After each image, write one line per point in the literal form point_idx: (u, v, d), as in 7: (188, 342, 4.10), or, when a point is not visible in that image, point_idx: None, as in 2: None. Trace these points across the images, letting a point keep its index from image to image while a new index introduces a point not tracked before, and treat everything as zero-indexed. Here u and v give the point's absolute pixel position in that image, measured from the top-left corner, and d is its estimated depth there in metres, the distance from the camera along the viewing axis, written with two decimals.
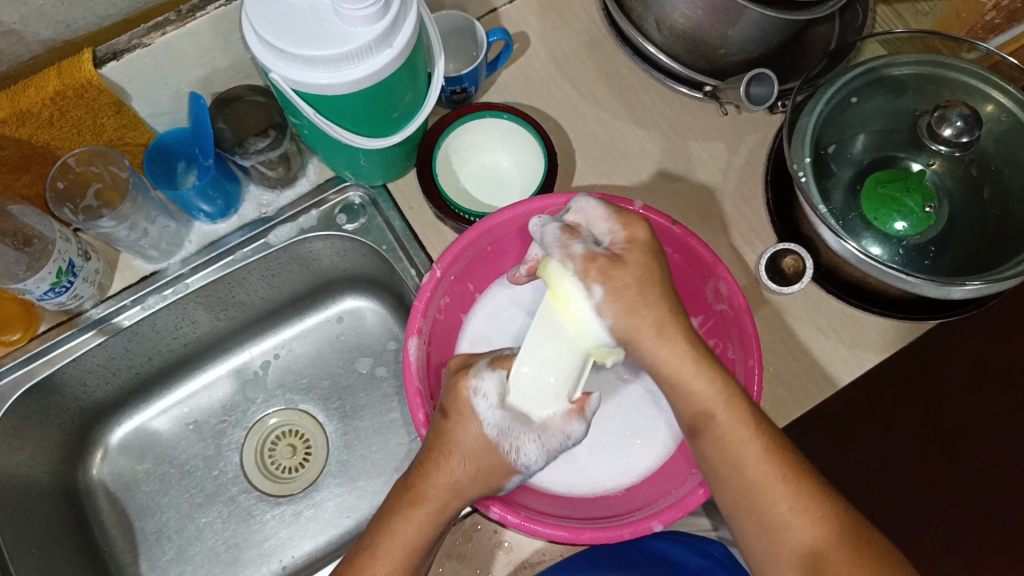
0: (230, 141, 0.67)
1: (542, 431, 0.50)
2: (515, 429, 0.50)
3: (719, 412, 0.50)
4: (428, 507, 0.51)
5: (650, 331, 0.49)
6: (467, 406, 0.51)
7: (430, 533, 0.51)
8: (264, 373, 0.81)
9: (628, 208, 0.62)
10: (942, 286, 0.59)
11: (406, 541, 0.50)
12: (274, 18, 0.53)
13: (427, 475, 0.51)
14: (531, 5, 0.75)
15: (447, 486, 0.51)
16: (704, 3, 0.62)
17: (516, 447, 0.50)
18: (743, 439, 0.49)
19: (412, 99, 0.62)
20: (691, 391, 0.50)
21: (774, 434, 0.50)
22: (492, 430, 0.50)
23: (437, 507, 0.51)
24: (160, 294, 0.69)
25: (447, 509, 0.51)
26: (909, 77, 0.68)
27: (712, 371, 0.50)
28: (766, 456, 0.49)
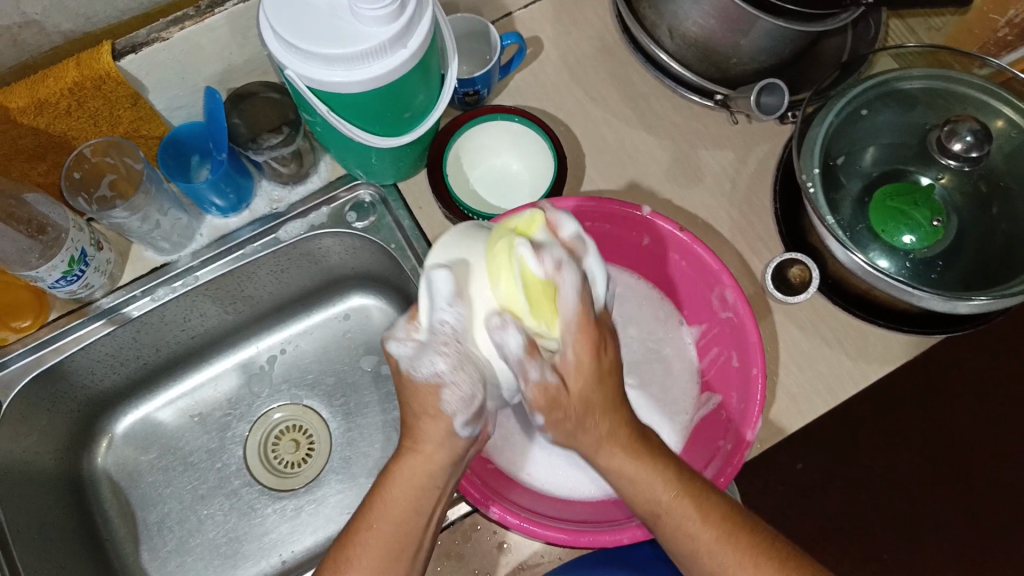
0: (245, 136, 0.67)
1: (455, 347, 0.50)
2: (417, 356, 0.51)
3: (665, 511, 0.50)
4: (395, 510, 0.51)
5: (614, 444, 0.50)
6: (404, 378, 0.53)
7: (411, 535, 0.51)
8: (270, 368, 0.81)
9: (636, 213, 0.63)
10: (948, 301, 0.60)
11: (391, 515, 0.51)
12: (289, 16, 0.54)
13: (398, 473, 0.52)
14: (545, 10, 0.76)
15: (419, 486, 0.52)
16: (717, 12, 0.63)
17: (431, 364, 0.50)
18: (694, 531, 0.49)
19: (425, 100, 0.63)
20: (640, 492, 0.50)
21: (726, 510, 0.50)
22: (406, 356, 0.51)
23: (409, 512, 0.51)
24: (170, 286, 0.70)
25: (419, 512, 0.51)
26: (920, 91, 0.68)
27: (668, 472, 0.50)
28: (721, 542, 0.49)
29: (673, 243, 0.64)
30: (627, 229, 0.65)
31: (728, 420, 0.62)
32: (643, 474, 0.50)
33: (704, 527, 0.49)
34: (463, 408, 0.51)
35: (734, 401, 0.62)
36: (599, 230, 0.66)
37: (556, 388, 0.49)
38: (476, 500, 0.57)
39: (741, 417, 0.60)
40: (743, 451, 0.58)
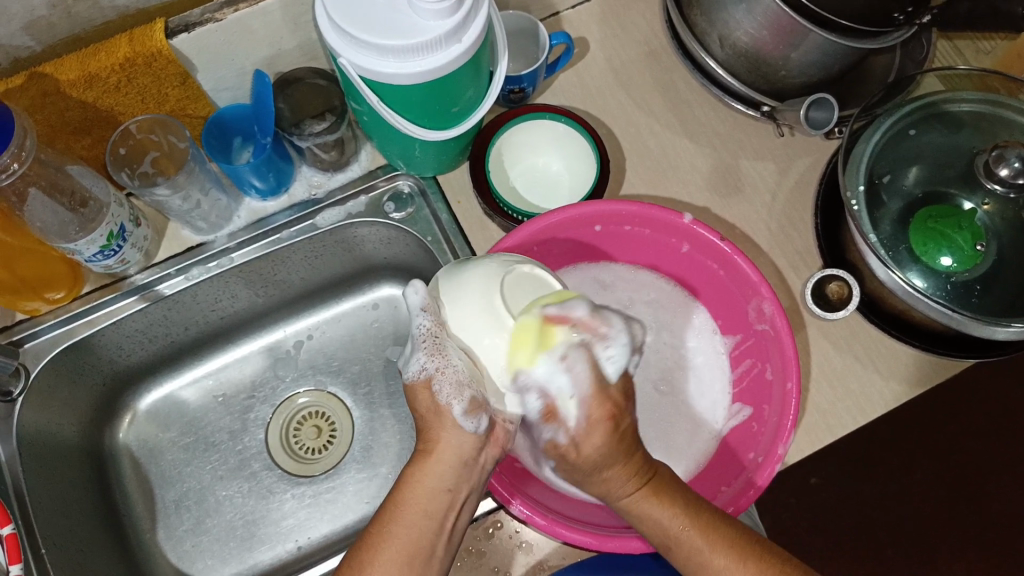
0: (288, 121, 0.68)
1: (429, 351, 0.51)
2: (409, 357, 0.52)
3: (678, 540, 0.50)
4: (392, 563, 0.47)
5: (626, 488, 0.50)
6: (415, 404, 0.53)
7: (422, 542, 0.48)
8: (296, 353, 0.80)
9: (679, 221, 0.62)
10: (984, 324, 0.60)
11: (414, 508, 0.49)
12: (348, 7, 0.56)
13: (412, 475, 0.51)
14: (594, 12, 0.76)
15: (430, 493, 0.50)
16: (770, 23, 0.62)
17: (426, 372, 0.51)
18: (705, 559, 0.49)
19: (473, 96, 0.64)
20: (651, 522, 0.50)
21: (740, 537, 0.50)
22: (412, 375, 0.52)
23: (421, 517, 0.49)
24: (204, 266, 0.70)
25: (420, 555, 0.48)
26: (969, 115, 0.68)
27: (675, 505, 0.50)
28: (732, 566, 0.49)
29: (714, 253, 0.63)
30: (667, 235, 0.65)
31: (759, 432, 0.62)
32: (652, 512, 0.50)
33: (717, 552, 0.49)
34: (456, 394, 0.50)
35: (765, 414, 0.61)
36: (639, 233, 0.66)
37: (567, 448, 0.50)
38: (497, 489, 0.56)
39: (773, 429, 0.59)
40: (773, 465, 0.57)
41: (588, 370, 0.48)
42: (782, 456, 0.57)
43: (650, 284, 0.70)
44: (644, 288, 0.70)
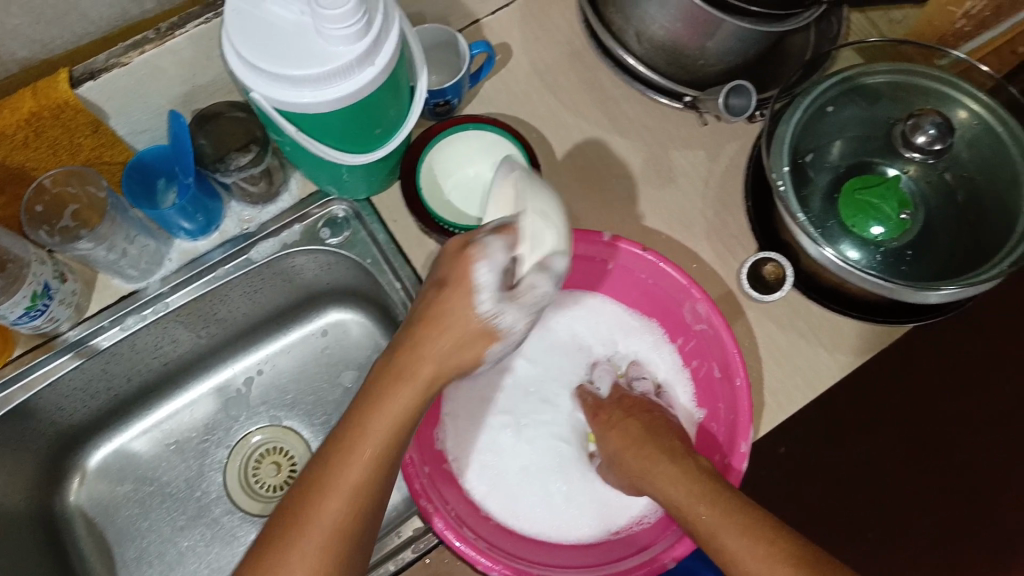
0: (210, 157, 0.67)
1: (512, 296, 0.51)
2: (498, 313, 0.51)
3: (699, 506, 0.55)
4: (314, 545, 0.46)
5: (658, 458, 0.60)
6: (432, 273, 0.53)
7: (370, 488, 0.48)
8: (247, 391, 0.79)
9: (603, 241, 0.64)
10: (919, 290, 0.62)
11: (397, 417, 0.50)
12: (254, 41, 0.55)
13: (388, 391, 0.50)
14: (513, 16, 0.75)
15: (398, 423, 0.50)
16: (683, 15, 0.63)
17: (496, 312, 0.51)
18: (718, 520, 0.53)
19: (395, 116, 0.64)
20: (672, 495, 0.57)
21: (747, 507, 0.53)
22: (485, 312, 0.51)
23: (371, 462, 0.48)
24: (140, 314, 0.68)
25: (344, 547, 0.47)
26: (884, 85, 0.69)
27: (688, 471, 0.58)
28: (748, 527, 0.52)
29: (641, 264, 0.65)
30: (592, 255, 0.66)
31: (719, 433, 0.64)
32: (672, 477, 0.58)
33: (732, 519, 0.53)
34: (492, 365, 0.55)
35: (720, 412, 0.64)
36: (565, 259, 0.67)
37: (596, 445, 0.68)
38: (451, 539, 0.56)
39: (732, 426, 0.61)
40: (739, 462, 0.60)
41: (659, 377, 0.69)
42: (746, 453, 0.60)
43: (596, 309, 0.71)
44: (586, 311, 0.71)
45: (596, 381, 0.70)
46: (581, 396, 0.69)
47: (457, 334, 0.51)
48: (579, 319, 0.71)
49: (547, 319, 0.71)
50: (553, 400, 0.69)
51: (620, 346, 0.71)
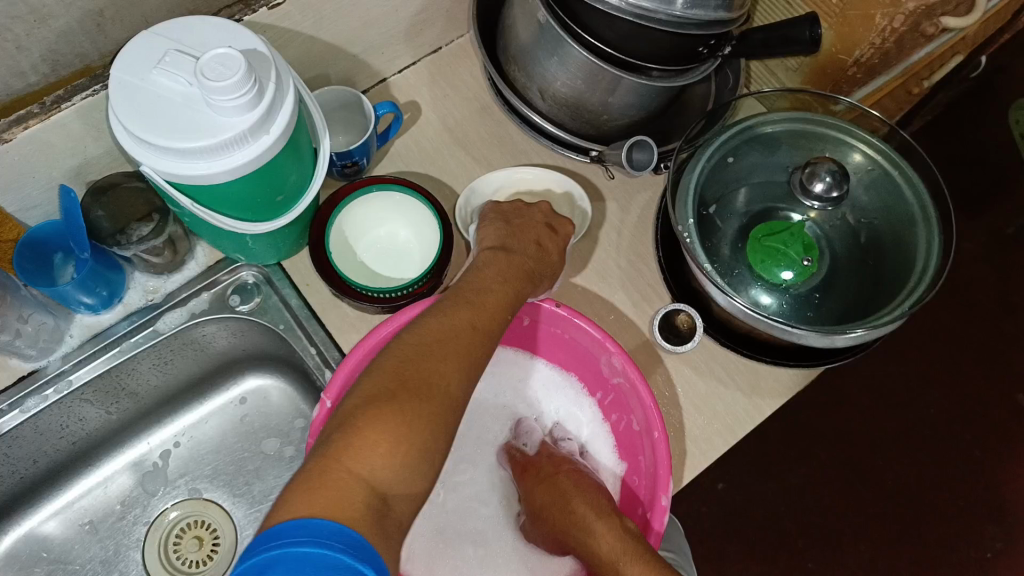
0: (108, 231, 0.65)
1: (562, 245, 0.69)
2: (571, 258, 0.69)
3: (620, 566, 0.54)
4: (439, 403, 0.49)
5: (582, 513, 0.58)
6: (534, 211, 0.66)
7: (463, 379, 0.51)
8: (164, 464, 0.76)
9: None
10: (826, 336, 0.62)
11: (477, 325, 0.54)
12: (139, 113, 0.52)
13: (466, 306, 0.55)
14: (420, 75, 0.77)
15: (478, 330, 0.54)
16: (583, 72, 0.64)
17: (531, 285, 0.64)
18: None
19: (298, 180, 0.62)
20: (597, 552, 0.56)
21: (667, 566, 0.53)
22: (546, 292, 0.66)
23: (464, 358, 0.52)
24: (40, 394, 0.65)
25: (454, 411, 0.50)
26: (782, 133, 0.71)
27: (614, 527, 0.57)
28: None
29: (554, 319, 0.64)
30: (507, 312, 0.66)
31: (637, 485, 0.63)
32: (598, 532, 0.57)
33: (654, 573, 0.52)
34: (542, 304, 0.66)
35: (641, 465, 0.63)
36: None
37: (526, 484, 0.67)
38: None
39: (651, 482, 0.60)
40: (659, 517, 0.59)
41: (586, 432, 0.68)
42: (667, 507, 0.59)
43: (516, 362, 0.69)
44: (507, 369, 0.69)
45: (523, 437, 0.68)
46: (509, 453, 0.68)
47: (536, 262, 0.63)
48: (498, 378, 0.69)
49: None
50: (474, 460, 0.68)
51: (543, 402, 0.70)
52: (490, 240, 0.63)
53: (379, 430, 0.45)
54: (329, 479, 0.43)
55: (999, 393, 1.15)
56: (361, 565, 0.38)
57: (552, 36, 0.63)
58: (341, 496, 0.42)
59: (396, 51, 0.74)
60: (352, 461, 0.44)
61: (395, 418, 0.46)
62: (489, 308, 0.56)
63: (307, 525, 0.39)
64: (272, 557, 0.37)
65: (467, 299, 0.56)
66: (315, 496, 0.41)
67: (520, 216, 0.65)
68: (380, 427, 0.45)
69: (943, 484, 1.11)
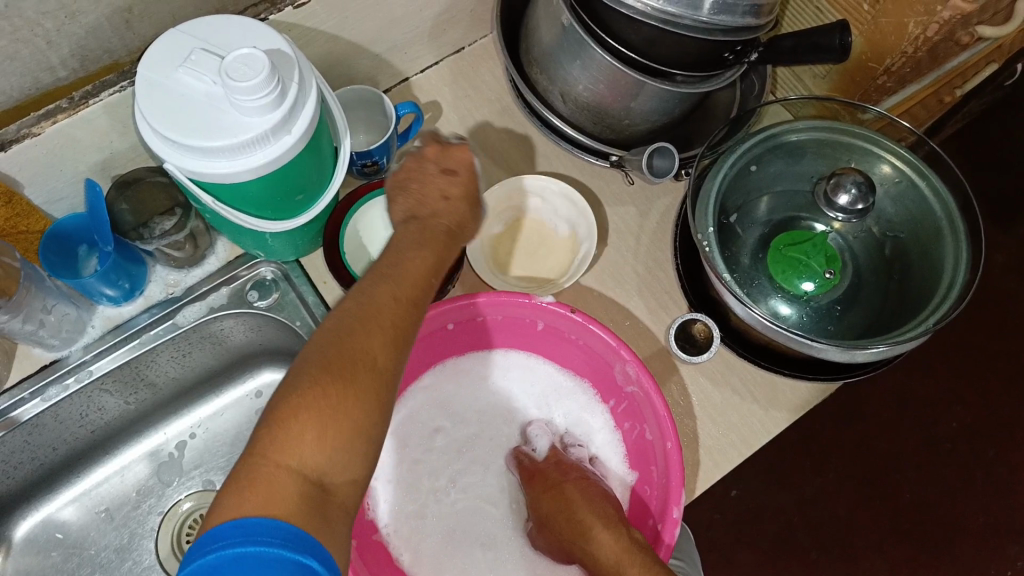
0: (130, 224, 0.67)
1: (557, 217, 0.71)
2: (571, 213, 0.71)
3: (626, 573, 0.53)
4: (368, 378, 0.46)
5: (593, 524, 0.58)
6: (432, 164, 0.57)
7: (395, 348, 0.48)
8: (180, 455, 0.77)
9: (531, 301, 0.64)
10: (845, 350, 0.61)
11: (408, 282, 0.50)
12: (164, 112, 0.53)
13: (392, 264, 0.51)
14: (443, 76, 0.77)
15: (410, 285, 0.50)
16: (605, 77, 0.63)
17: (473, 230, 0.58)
18: None
19: (318, 179, 0.63)
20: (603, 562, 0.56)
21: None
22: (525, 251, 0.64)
23: (393, 328, 0.48)
24: (61, 384, 0.66)
25: (388, 385, 0.47)
26: (808, 142, 0.70)
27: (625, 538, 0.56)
28: None
29: (570, 325, 0.64)
30: (521, 316, 0.66)
31: (650, 496, 0.63)
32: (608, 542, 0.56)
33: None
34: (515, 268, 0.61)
35: (653, 476, 0.62)
36: (493, 321, 0.66)
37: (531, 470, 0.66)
38: None
39: (663, 493, 0.60)
40: (671, 529, 0.59)
41: (596, 441, 0.68)
42: (678, 518, 0.59)
43: (529, 367, 0.69)
44: (520, 374, 0.69)
45: (533, 442, 0.68)
46: (517, 458, 0.67)
47: (454, 216, 0.56)
48: (511, 382, 0.69)
49: (478, 381, 0.69)
50: (484, 462, 0.68)
51: (553, 407, 0.69)
52: (399, 216, 0.56)
53: (306, 415, 0.43)
54: (258, 475, 0.41)
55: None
56: (306, 560, 0.39)
57: (576, 39, 0.62)
58: (267, 497, 0.41)
59: (419, 50, 0.74)
60: (278, 453, 0.42)
61: (323, 402, 0.43)
62: (412, 276, 0.51)
63: (244, 526, 0.39)
64: (208, 562, 0.38)
65: (386, 271, 0.50)
66: (242, 494, 0.40)
67: (416, 175, 0.57)
68: (305, 415, 0.43)
69: (963, 501, 1.09)
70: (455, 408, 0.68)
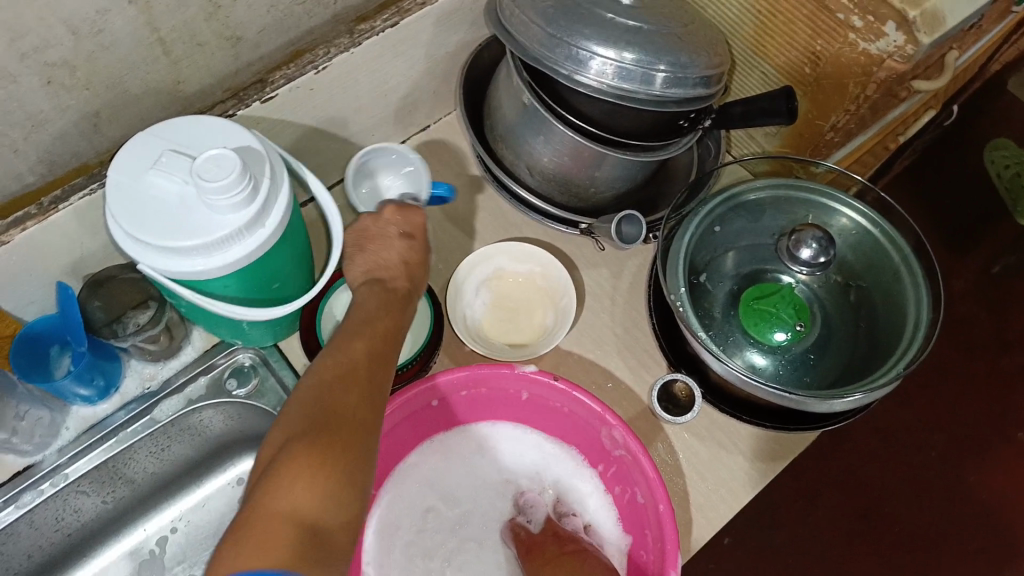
0: (102, 321, 0.65)
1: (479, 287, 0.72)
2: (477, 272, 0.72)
3: None
4: (352, 428, 0.48)
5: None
6: (390, 233, 0.65)
7: (373, 400, 0.51)
8: (161, 552, 0.75)
9: (513, 372, 0.64)
10: (822, 399, 0.62)
11: (374, 337, 0.55)
12: (138, 214, 0.53)
13: (358, 325, 0.56)
14: (411, 154, 0.79)
15: (379, 341, 0.55)
16: (569, 150, 0.66)
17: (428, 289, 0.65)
18: None
19: (293, 267, 0.64)
20: None
21: None
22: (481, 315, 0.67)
23: (369, 381, 0.52)
24: (36, 489, 0.64)
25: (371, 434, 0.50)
26: (766, 199, 0.73)
27: None
28: None
29: (553, 393, 0.65)
30: (504, 389, 0.66)
31: (647, 561, 0.62)
32: None
33: None
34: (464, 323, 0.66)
35: (648, 540, 0.62)
36: (475, 395, 0.67)
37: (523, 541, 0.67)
38: None
39: (659, 557, 0.60)
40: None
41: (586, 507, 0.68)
42: None
43: (515, 437, 0.70)
44: (506, 444, 0.70)
45: (528, 513, 0.68)
46: (512, 530, 0.67)
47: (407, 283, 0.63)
48: (500, 454, 0.69)
49: (466, 457, 0.69)
50: (478, 538, 0.68)
51: (544, 476, 0.69)
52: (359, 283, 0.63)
53: (300, 464, 0.45)
54: (260, 525, 0.42)
55: (1002, 435, 1.15)
56: None
57: (538, 117, 0.65)
58: (266, 547, 0.41)
59: (386, 132, 0.76)
60: (275, 502, 0.43)
61: (311, 451, 0.45)
62: (376, 337, 0.56)
63: None
64: None
65: (350, 334, 0.55)
66: (244, 546, 0.41)
67: (374, 237, 0.65)
68: (300, 463, 0.45)
69: (953, 528, 1.10)
70: (447, 483, 0.68)
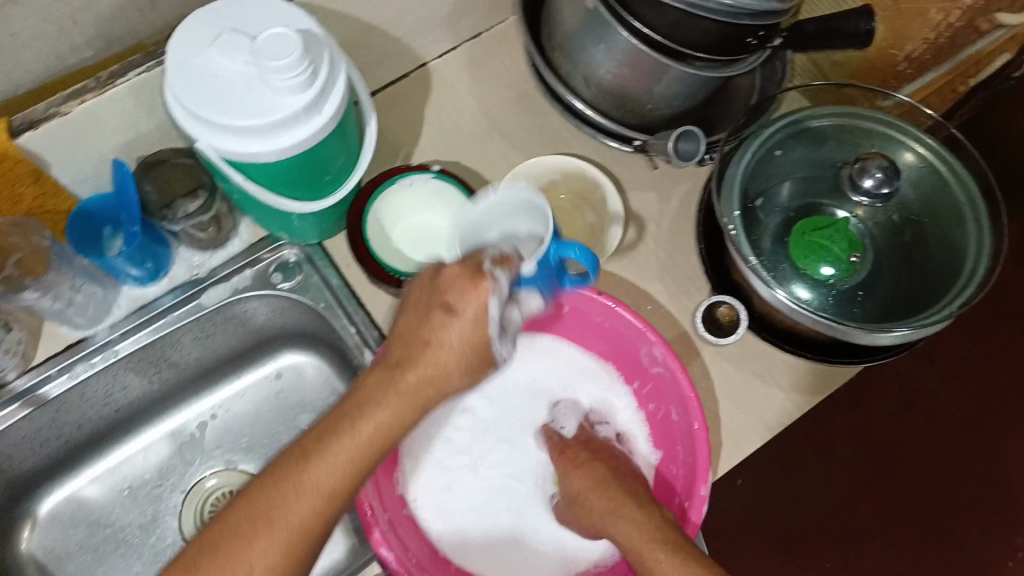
0: (155, 205, 0.67)
1: None
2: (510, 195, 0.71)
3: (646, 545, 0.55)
4: (324, 498, 0.48)
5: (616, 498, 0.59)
6: (444, 330, 0.49)
7: (365, 465, 0.49)
8: (201, 435, 0.78)
9: None
10: (870, 332, 0.62)
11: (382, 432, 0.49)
12: (198, 91, 0.53)
13: (374, 406, 0.49)
14: (462, 62, 0.78)
15: (393, 416, 0.50)
16: (629, 61, 0.63)
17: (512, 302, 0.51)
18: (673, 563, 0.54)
19: (344, 162, 0.63)
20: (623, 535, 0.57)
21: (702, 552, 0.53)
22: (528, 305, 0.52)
23: (368, 450, 0.49)
24: (88, 361, 0.67)
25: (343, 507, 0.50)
26: (830, 128, 0.70)
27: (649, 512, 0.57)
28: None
29: (595, 307, 0.65)
30: None
31: (676, 476, 0.63)
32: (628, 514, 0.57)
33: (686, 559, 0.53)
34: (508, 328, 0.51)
35: (679, 455, 0.63)
36: None
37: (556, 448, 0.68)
38: None
39: (688, 472, 0.61)
40: (698, 506, 0.59)
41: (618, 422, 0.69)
42: (705, 498, 0.59)
43: (551, 350, 0.70)
44: (543, 356, 0.70)
45: (560, 421, 0.69)
46: (546, 435, 0.68)
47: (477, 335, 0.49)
48: (536, 364, 0.70)
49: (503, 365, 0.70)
50: (511, 440, 0.69)
51: (579, 388, 0.70)
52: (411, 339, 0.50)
53: (245, 532, 0.47)
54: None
55: None
56: None
57: (600, 24, 0.62)
58: None
59: (438, 36, 0.74)
60: (218, 556, 0.47)
61: (264, 512, 0.47)
62: (388, 423, 0.49)
63: None
64: None
65: (363, 397, 0.50)
66: None
67: (418, 319, 0.50)
68: (252, 523, 0.47)
69: (975, 488, 1.10)
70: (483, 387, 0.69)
